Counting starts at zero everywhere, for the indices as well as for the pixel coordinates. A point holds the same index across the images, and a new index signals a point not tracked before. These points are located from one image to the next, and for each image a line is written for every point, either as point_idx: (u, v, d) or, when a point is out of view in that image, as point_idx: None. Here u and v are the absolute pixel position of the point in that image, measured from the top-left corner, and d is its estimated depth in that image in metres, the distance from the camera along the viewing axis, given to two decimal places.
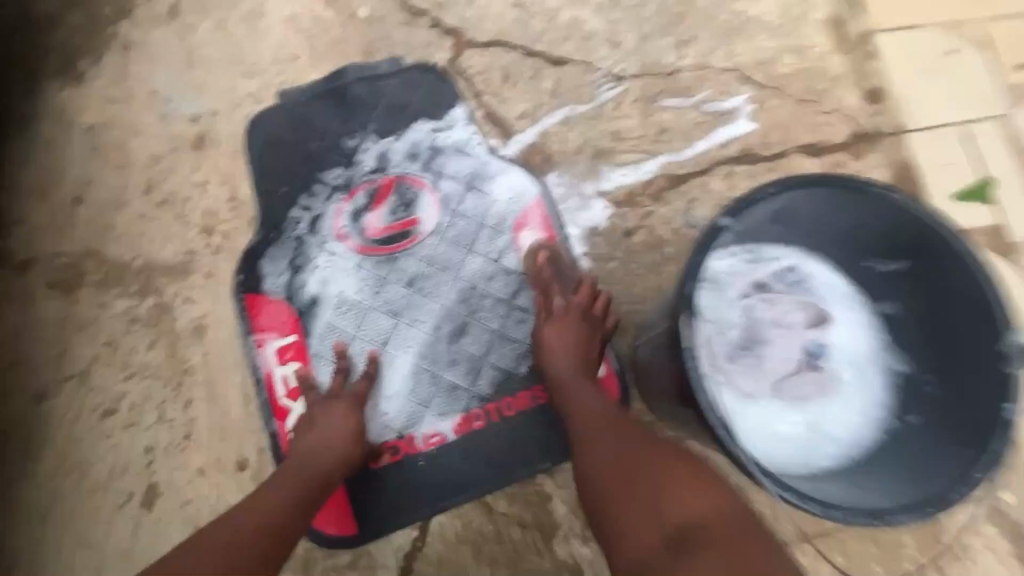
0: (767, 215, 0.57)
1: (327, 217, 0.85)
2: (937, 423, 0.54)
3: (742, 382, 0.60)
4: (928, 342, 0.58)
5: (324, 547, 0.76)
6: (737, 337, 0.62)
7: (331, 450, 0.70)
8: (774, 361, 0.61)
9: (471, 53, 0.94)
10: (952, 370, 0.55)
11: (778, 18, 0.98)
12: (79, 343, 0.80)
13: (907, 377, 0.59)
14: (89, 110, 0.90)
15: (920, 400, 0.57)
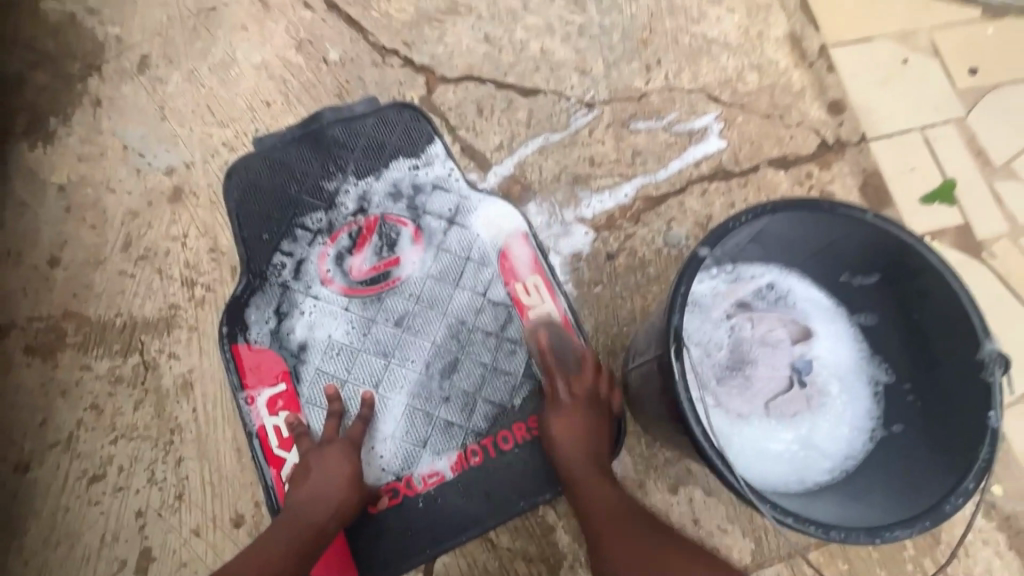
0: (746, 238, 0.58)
1: (311, 261, 0.85)
2: (925, 432, 0.56)
3: (734, 404, 0.61)
4: (906, 353, 0.60)
5: None
6: (726, 360, 0.63)
7: (326, 498, 0.69)
8: (764, 380, 0.62)
9: (444, 89, 0.95)
10: (932, 377, 0.57)
11: (737, 38, 1.02)
12: (62, 408, 0.78)
13: (888, 387, 0.61)
14: (61, 169, 0.88)
15: (904, 409, 0.59)
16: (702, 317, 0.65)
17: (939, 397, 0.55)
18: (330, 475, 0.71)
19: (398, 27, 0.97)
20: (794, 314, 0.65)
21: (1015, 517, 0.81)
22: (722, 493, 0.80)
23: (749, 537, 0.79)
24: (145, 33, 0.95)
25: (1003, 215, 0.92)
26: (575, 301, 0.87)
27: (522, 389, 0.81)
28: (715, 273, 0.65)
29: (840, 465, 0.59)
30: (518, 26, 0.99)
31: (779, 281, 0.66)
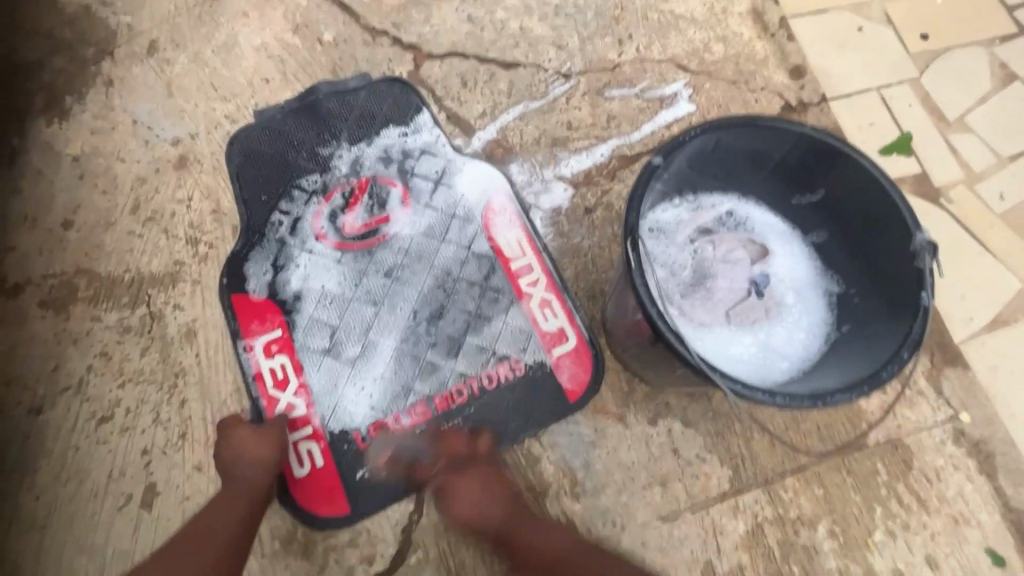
0: (701, 156, 0.64)
1: (306, 219, 0.90)
2: (867, 326, 0.61)
3: (696, 314, 0.66)
4: (855, 260, 0.65)
5: (319, 528, 0.77)
6: (687, 275, 0.68)
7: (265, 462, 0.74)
8: (724, 292, 0.67)
9: (430, 64, 1.02)
10: (874, 278, 0.62)
11: (703, 14, 1.09)
12: (73, 355, 0.83)
13: (840, 295, 0.66)
14: (75, 143, 0.95)
15: (853, 311, 0.64)
16: (666, 237, 0.70)
17: (881, 294, 0.61)
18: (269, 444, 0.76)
19: (387, 10, 1.05)
20: (752, 236, 0.70)
21: (985, 443, 0.84)
22: (699, 425, 0.83)
23: (727, 464, 0.82)
24: (154, 21, 1.03)
25: (958, 164, 0.98)
26: (553, 250, 0.91)
27: (507, 331, 0.86)
28: (678, 203, 0.70)
29: (793, 365, 0.63)
30: (499, 7, 1.07)
31: (737, 207, 0.71)
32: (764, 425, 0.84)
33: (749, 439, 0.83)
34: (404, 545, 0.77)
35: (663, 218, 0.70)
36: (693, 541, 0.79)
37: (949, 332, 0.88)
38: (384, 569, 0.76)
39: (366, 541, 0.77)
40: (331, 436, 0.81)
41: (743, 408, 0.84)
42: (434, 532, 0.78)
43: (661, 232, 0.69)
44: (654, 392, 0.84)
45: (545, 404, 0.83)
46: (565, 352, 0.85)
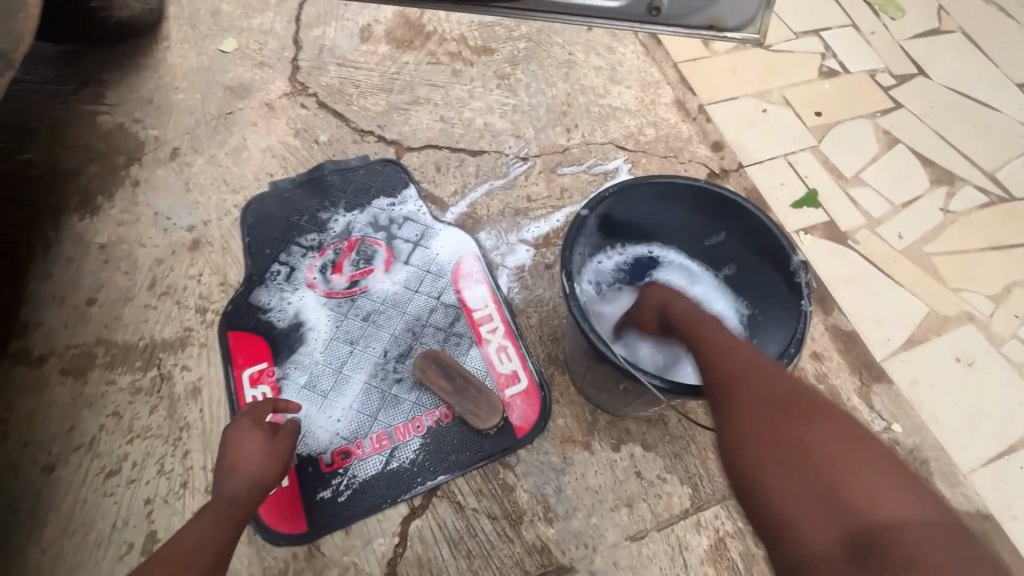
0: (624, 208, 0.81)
1: (300, 270, 1.05)
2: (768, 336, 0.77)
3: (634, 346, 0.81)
4: (756, 285, 0.81)
5: (277, 545, 0.83)
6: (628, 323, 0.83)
7: (246, 470, 0.72)
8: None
9: (410, 155, 1.22)
10: (770, 297, 0.78)
11: (636, 105, 1.32)
12: (87, 416, 0.92)
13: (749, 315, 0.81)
14: (103, 233, 1.10)
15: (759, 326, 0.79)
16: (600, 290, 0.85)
17: (778, 307, 0.76)
18: (250, 452, 0.74)
19: (373, 115, 1.27)
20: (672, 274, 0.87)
21: (919, 450, 0.93)
22: (658, 447, 0.92)
23: (687, 483, 0.89)
24: (177, 132, 1.22)
25: (859, 212, 1.16)
26: (517, 301, 1.04)
27: (472, 366, 0.97)
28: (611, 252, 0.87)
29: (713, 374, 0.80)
30: (466, 108, 1.29)
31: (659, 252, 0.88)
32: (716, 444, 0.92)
33: (705, 458, 0.91)
34: None
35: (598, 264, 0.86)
36: (661, 558, 0.85)
37: (871, 352, 1.00)
38: None
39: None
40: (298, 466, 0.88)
41: (697, 430, 0.93)
42: (417, 563, 0.83)
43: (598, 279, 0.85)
44: (616, 421, 0.93)
45: (493, 437, 0.91)
46: (517, 392, 0.95)
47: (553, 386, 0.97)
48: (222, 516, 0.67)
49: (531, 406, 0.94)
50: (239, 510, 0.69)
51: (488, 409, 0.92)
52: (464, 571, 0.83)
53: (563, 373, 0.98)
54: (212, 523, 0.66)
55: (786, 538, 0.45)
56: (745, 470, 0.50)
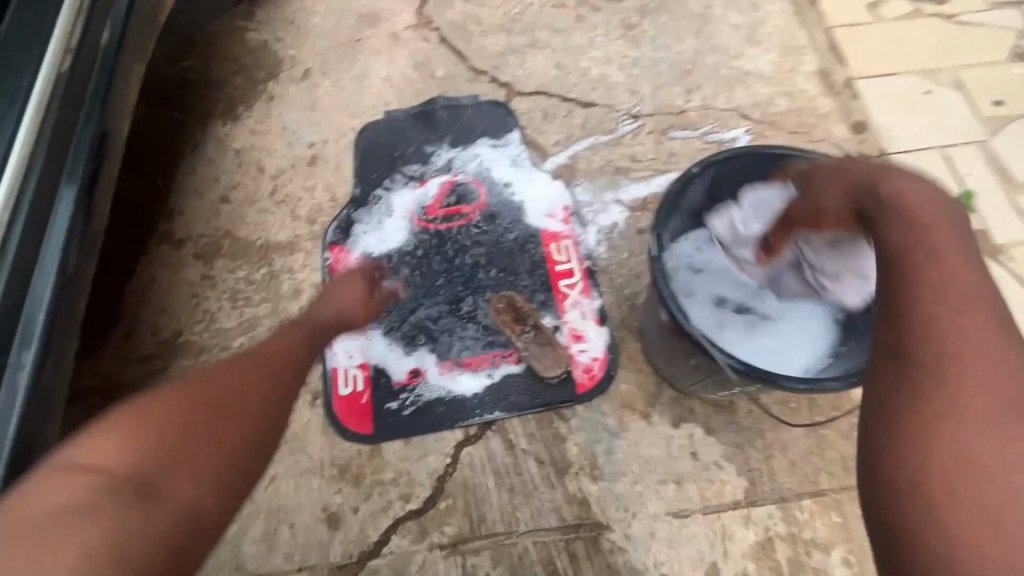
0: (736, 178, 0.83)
1: (400, 199, 1.11)
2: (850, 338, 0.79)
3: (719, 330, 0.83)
4: None
5: (345, 439, 0.92)
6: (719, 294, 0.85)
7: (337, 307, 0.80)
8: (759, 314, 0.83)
9: (519, 99, 1.20)
10: None
11: (771, 72, 1.20)
12: (209, 296, 1.05)
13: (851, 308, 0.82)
14: (239, 138, 1.21)
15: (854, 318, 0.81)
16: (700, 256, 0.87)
17: None
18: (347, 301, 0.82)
19: (491, 55, 1.25)
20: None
21: None
22: (721, 434, 0.88)
23: (744, 476, 0.86)
24: (311, 53, 1.29)
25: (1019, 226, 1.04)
26: (602, 261, 1.03)
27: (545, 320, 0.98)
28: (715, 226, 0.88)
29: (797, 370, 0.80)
30: (584, 57, 1.24)
31: None
32: (786, 444, 0.87)
33: (770, 454, 0.87)
34: (436, 491, 0.88)
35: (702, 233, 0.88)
36: (701, 541, 0.83)
37: None
38: (419, 508, 0.87)
39: (405, 481, 0.89)
40: (372, 376, 0.96)
41: (768, 425, 0.89)
42: (463, 485, 0.88)
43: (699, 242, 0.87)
44: (683, 399, 0.91)
45: (553, 386, 0.93)
46: (583, 348, 0.96)
47: (623, 351, 0.96)
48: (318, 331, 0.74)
49: (595, 364, 0.94)
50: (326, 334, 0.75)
51: (554, 359, 0.93)
52: (504, 502, 0.86)
53: (636, 342, 0.96)
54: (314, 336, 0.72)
55: (921, 543, 0.39)
56: (913, 472, 0.42)
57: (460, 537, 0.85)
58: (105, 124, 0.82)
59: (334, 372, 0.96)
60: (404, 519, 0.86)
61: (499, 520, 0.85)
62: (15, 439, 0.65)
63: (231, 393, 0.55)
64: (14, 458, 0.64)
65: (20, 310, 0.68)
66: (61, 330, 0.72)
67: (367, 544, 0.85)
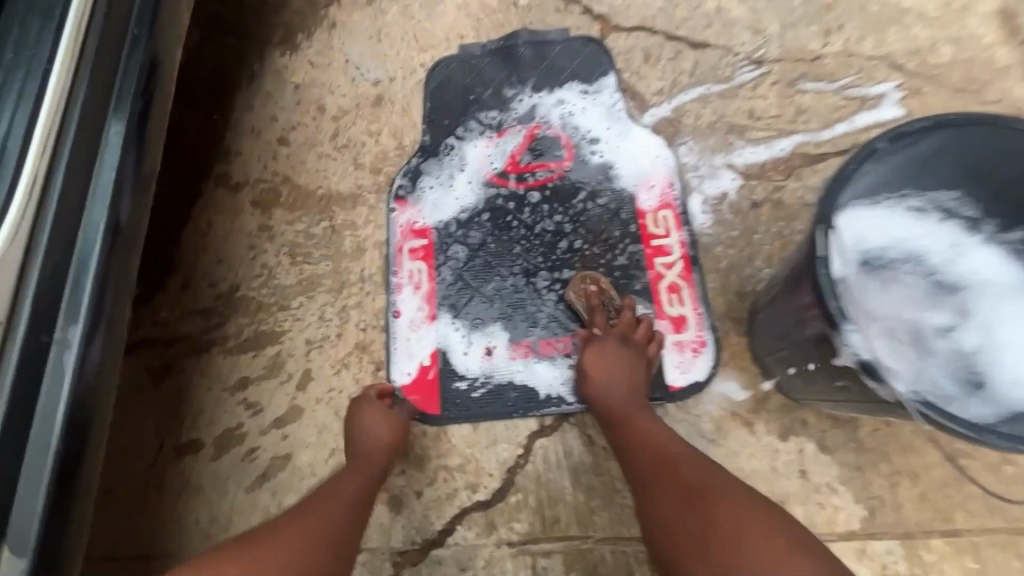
0: (915, 163, 0.62)
1: (474, 151, 0.97)
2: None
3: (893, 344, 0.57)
4: None
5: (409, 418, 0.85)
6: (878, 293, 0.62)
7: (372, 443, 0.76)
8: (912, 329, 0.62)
9: (617, 36, 1.01)
10: None
11: (937, 10, 0.96)
12: (267, 249, 0.98)
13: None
14: (298, 72, 1.08)
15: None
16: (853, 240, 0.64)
17: None
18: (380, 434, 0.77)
19: None
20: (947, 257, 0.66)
21: None
22: (838, 453, 0.76)
23: (862, 504, 0.74)
24: None
25: None
26: (706, 238, 0.88)
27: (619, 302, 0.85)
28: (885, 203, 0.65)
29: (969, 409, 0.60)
30: None
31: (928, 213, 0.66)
32: (918, 472, 0.74)
33: (895, 482, 0.74)
34: (506, 484, 0.81)
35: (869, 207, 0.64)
36: None
37: None
38: (487, 499, 0.80)
39: (472, 469, 0.82)
40: (439, 351, 0.87)
41: (897, 448, 0.76)
42: (536, 480, 0.80)
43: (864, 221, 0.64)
44: (794, 409, 0.79)
45: None
46: (678, 340, 0.83)
47: (725, 346, 0.83)
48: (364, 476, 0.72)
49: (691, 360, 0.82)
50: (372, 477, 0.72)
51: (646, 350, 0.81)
52: (580, 504, 0.79)
53: (742, 337, 0.83)
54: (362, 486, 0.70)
55: None
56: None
57: (530, 536, 0.78)
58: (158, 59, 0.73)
59: (399, 344, 0.89)
60: (470, 510, 0.80)
61: (573, 523, 0.78)
62: (66, 417, 0.59)
63: (265, 544, 0.57)
64: (67, 431, 0.59)
65: (68, 265, 0.61)
66: (114, 286, 0.65)
67: (430, 532, 0.80)
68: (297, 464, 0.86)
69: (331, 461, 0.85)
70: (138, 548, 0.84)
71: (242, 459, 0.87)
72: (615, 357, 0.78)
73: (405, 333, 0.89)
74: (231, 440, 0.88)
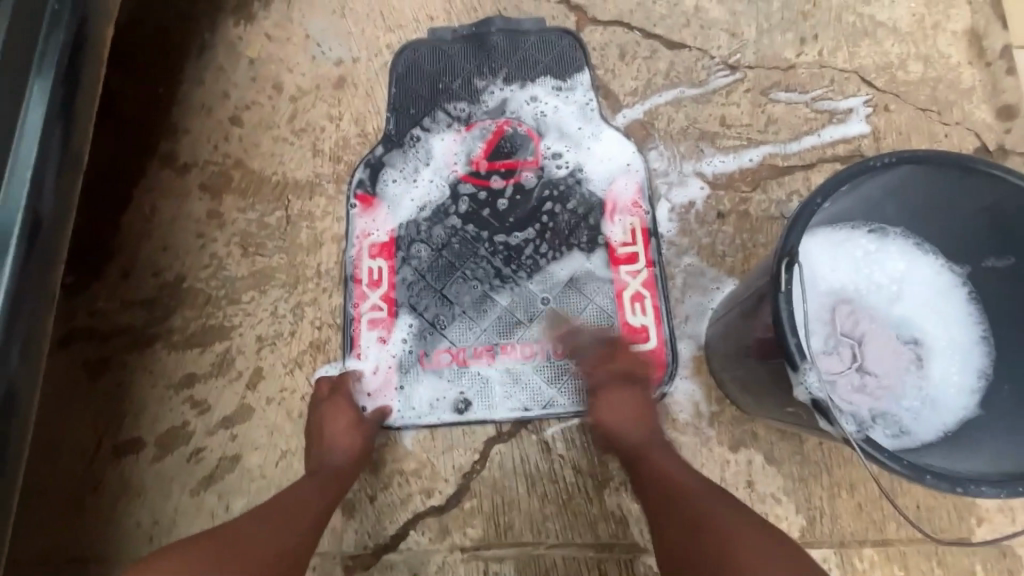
0: (872, 196, 0.63)
1: (442, 145, 0.94)
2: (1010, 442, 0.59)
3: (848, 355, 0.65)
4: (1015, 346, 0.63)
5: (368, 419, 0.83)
6: (841, 311, 0.66)
7: (335, 442, 0.77)
8: (876, 350, 0.66)
9: (593, 30, 0.97)
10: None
11: (909, 26, 0.97)
12: (216, 237, 0.92)
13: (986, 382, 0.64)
14: (253, 46, 1.01)
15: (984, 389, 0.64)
16: (819, 264, 0.67)
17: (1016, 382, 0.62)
18: (341, 428, 0.78)
19: None
20: (928, 287, 0.67)
21: None
22: (784, 465, 0.79)
23: (803, 514, 0.77)
24: None
25: None
26: (670, 246, 0.88)
27: (585, 311, 0.86)
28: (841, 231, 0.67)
29: (898, 444, 0.63)
30: None
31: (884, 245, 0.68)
32: (856, 485, 0.78)
33: (835, 493, 0.78)
34: (461, 488, 0.80)
35: (832, 231, 0.67)
36: None
37: None
38: (440, 504, 0.80)
39: (428, 474, 0.81)
40: (397, 354, 0.85)
41: (838, 461, 0.79)
42: (491, 486, 0.80)
43: (832, 242, 0.67)
44: (745, 421, 0.81)
45: None
46: (639, 351, 0.84)
47: (684, 357, 0.84)
48: (327, 481, 0.73)
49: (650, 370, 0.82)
50: (341, 478, 0.74)
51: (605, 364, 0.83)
52: (534, 511, 0.79)
53: (700, 349, 0.84)
54: (325, 485, 0.72)
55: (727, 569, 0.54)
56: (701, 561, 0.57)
57: (483, 541, 0.78)
58: (76, 69, 0.72)
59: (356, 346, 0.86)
60: (424, 515, 0.79)
61: (526, 529, 0.79)
62: None
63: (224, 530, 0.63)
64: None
65: None
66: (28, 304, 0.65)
67: (383, 537, 0.79)
68: (245, 466, 0.83)
69: (282, 463, 0.83)
70: (74, 550, 0.81)
71: (188, 459, 0.83)
72: (627, 398, 0.77)
73: (363, 334, 0.86)
74: (176, 439, 0.84)
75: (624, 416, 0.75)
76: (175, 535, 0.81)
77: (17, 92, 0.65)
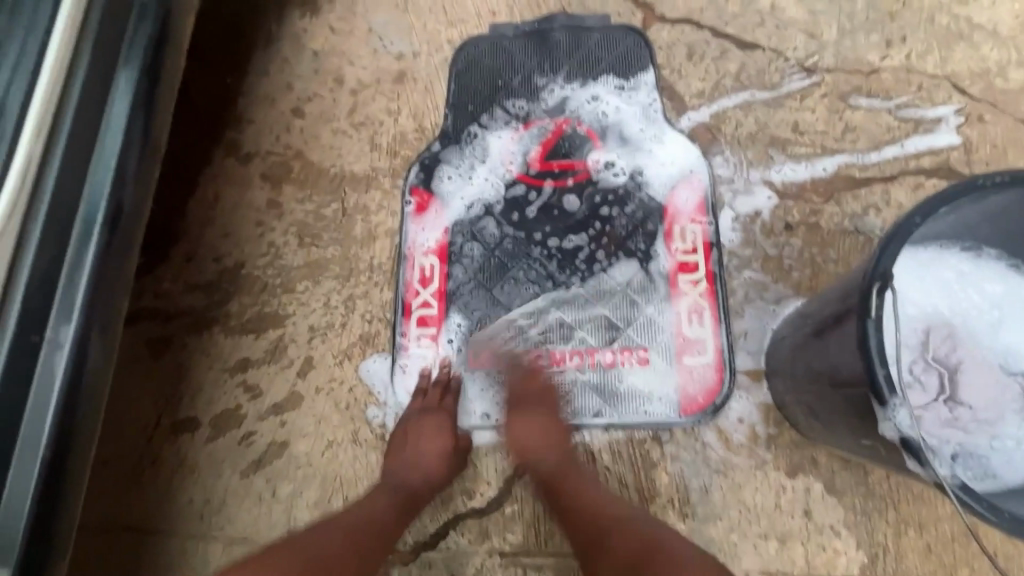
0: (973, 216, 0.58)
1: (498, 142, 0.92)
2: None
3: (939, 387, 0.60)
4: None
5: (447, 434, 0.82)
6: (931, 336, 0.61)
7: (420, 463, 0.76)
8: (969, 381, 0.61)
9: (660, 28, 0.94)
10: None
11: (1010, 30, 0.89)
12: (274, 227, 0.94)
13: None
14: (317, 38, 1.02)
15: None
16: (907, 284, 0.62)
17: None
18: (430, 451, 0.76)
19: None
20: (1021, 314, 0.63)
21: None
22: (845, 496, 0.74)
23: (864, 550, 0.73)
24: None
25: None
26: (733, 257, 0.84)
27: (640, 319, 0.83)
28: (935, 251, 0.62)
29: (985, 485, 0.59)
30: None
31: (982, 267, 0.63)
32: (925, 523, 0.73)
33: (902, 531, 0.73)
34: (504, 492, 0.79)
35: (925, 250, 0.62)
36: None
37: None
38: (483, 507, 0.79)
39: (471, 476, 0.80)
40: (445, 352, 0.85)
41: (905, 496, 0.74)
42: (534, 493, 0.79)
43: (921, 262, 0.62)
44: (805, 446, 0.76)
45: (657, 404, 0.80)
46: (696, 364, 0.80)
47: (741, 374, 0.80)
48: (402, 504, 0.73)
49: (707, 385, 0.79)
50: (413, 505, 0.74)
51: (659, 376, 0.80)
52: None
53: (759, 367, 0.80)
54: (399, 508, 0.72)
55: None
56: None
57: (523, 547, 0.77)
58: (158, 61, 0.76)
59: (406, 343, 0.86)
60: (465, 516, 0.79)
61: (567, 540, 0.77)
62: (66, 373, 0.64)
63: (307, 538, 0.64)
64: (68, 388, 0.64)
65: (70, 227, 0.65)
66: (107, 287, 0.68)
67: (424, 534, 0.79)
68: (293, 453, 0.85)
69: (328, 453, 0.84)
70: (131, 521, 0.84)
71: (239, 442, 0.86)
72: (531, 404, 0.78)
73: (413, 330, 0.86)
74: (228, 421, 0.87)
75: (535, 442, 0.76)
76: (224, 515, 0.84)
77: (107, 82, 0.69)
